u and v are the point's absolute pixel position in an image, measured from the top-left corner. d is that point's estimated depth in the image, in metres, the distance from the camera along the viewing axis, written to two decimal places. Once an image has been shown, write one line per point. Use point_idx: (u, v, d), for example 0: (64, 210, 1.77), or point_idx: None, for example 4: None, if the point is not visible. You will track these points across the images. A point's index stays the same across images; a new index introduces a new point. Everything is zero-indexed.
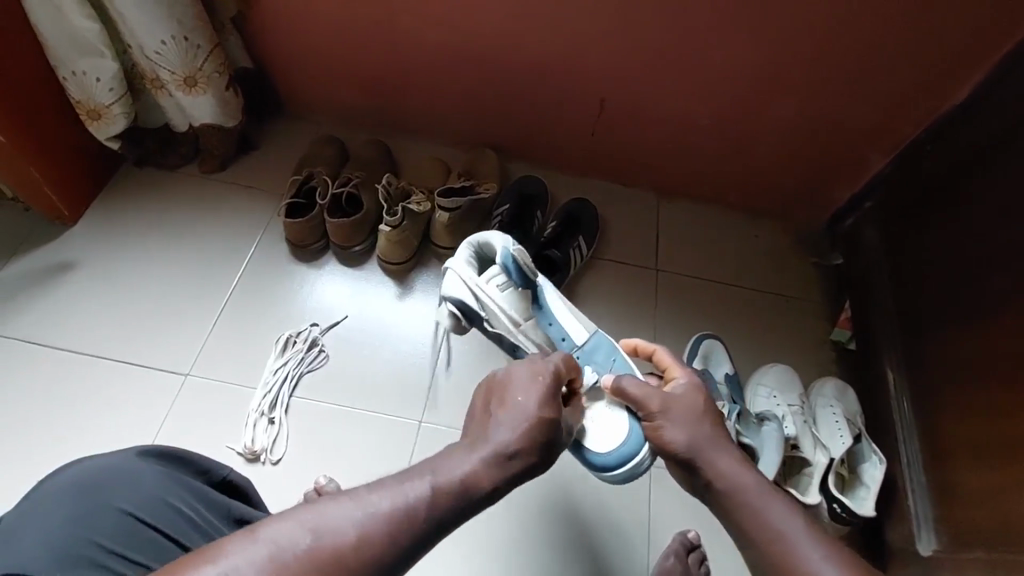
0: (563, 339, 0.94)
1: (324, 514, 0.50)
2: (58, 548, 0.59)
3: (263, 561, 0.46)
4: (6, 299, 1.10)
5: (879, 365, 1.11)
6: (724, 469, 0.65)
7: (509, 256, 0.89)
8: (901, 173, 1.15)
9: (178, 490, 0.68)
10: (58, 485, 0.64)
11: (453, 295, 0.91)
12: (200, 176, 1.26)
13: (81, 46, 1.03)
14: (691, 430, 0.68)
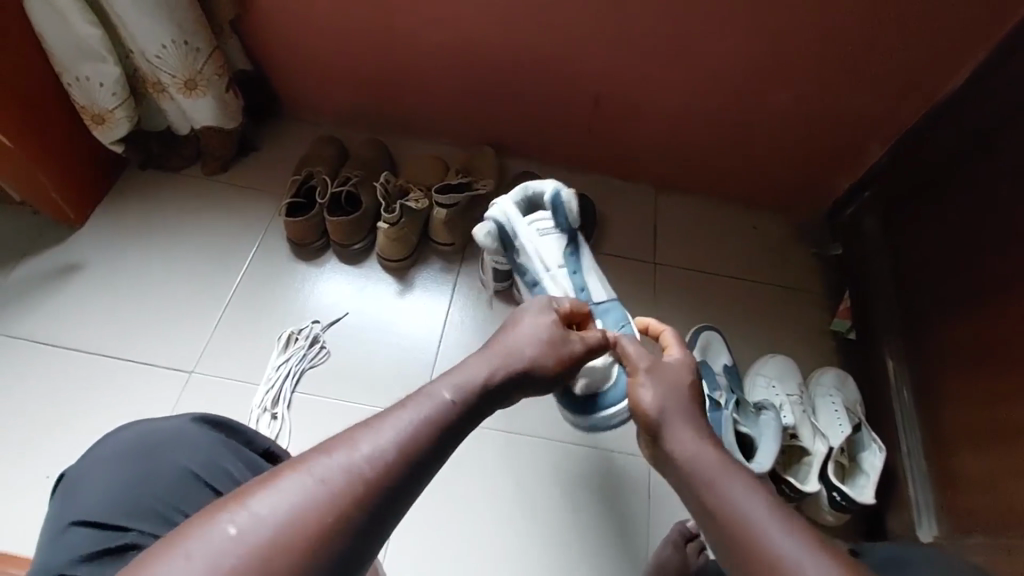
0: (582, 290, 1.00)
1: (345, 443, 0.48)
2: (134, 500, 0.62)
3: (304, 490, 0.45)
4: (13, 301, 1.12)
5: (878, 354, 1.11)
6: (685, 442, 0.63)
7: (559, 197, 1.01)
8: (898, 161, 1.15)
9: (233, 458, 0.68)
10: (118, 446, 0.66)
11: (496, 213, 0.99)
12: (203, 177, 1.28)
13: (84, 52, 1.05)
14: (660, 393, 0.67)
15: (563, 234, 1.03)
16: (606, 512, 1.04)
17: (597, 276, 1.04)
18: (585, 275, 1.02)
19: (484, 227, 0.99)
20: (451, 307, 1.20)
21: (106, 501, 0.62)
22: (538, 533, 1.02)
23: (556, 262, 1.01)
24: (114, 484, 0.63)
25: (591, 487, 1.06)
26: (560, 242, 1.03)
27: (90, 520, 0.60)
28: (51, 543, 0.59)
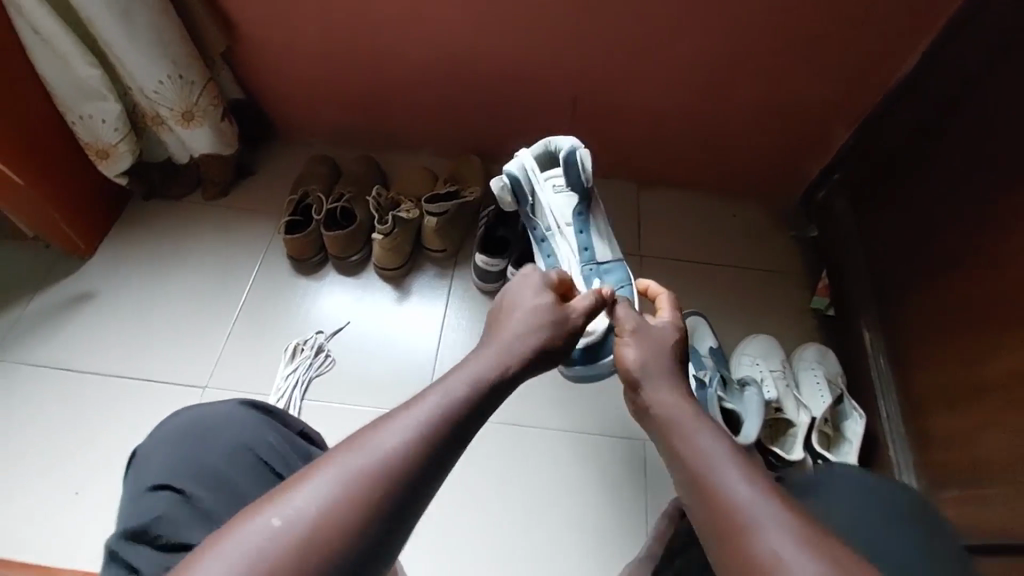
0: (586, 249, 1.08)
1: (363, 443, 0.51)
2: (198, 473, 0.68)
3: (328, 492, 0.48)
4: (32, 332, 1.18)
5: (856, 326, 1.16)
6: (663, 399, 0.66)
7: (572, 157, 1.04)
8: (861, 143, 1.21)
9: (276, 437, 0.72)
10: (176, 426, 0.73)
11: (513, 169, 1.07)
12: (204, 203, 1.35)
13: (86, 92, 1.11)
14: (644, 352, 0.71)
15: (576, 192, 1.08)
16: (608, 496, 1.10)
17: (606, 232, 1.12)
18: (592, 235, 1.09)
19: (498, 182, 1.08)
20: (447, 311, 1.26)
21: (175, 472, 0.68)
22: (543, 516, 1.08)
23: (565, 221, 1.09)
24: (181, 457, 0.70)
25: (591, 471, 1.12)
26: (573, 199, 1.08)
27: (164, 488, 0.67)
28: (130, 505, 0.67)
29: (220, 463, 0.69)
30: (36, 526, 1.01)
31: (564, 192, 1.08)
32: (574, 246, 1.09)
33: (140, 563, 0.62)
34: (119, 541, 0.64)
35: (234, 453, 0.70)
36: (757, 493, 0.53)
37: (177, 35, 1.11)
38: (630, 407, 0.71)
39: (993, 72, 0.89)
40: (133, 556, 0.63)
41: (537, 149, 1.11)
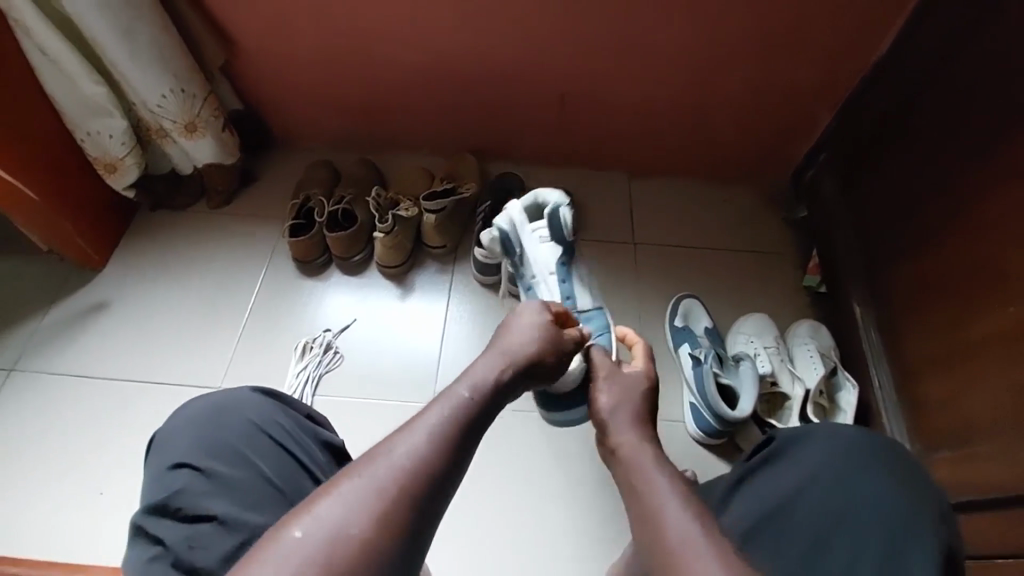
0: (568, 298, 1.07)
1: (380, 455, 0.55)
2: (214, 452, 0.74)
3: (350, 503, 0.52)
4: (51, 342, 1.23)
5: (846, 301, 1.19)
6: (629, 443, 0.71)
7: (556, 212, 1.08)
8: (845, 123, 1.24)
9: (285, 417, 0.79)
10: (192, 410, 0.78)
11: (501, 221, 1.11)
12: (209, 211, 1.39)
13: (93, 109, 1.15)
14: (614, 397, 0.78)
15: (561, 244, 1.10)
16: (610, 483, 1.12)
17: (586, 288, 1.12)
18: (574, 285, 1.09)
19: (489, 231, 1.13)
20: (449, 307, 1.30)
21: (191, 452, 0.73)
22: (550, 495, 1.12)
23: (550, 271, 1.10)
24: (196, 438, 0.75)
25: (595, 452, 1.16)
26: (557, 250, 1.10)
27: (182, 466, 0.72)
28: (152, 483, 0.73)
29: (235, 443, 0.74)
30: (64, 526, 1.05)
31: (549, 243, 1.11)
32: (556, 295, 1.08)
33: (166, 534, 0.68)
34: (145, 516, 0.70)
35: (248, 434, 0.75)
36: (695, 532, 0.57)
37: (177, 50, 1.15)
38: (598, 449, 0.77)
39: (966, 47, 0.93)
40: (159, 527, 0.69)
41: (527, 202, 1.16)
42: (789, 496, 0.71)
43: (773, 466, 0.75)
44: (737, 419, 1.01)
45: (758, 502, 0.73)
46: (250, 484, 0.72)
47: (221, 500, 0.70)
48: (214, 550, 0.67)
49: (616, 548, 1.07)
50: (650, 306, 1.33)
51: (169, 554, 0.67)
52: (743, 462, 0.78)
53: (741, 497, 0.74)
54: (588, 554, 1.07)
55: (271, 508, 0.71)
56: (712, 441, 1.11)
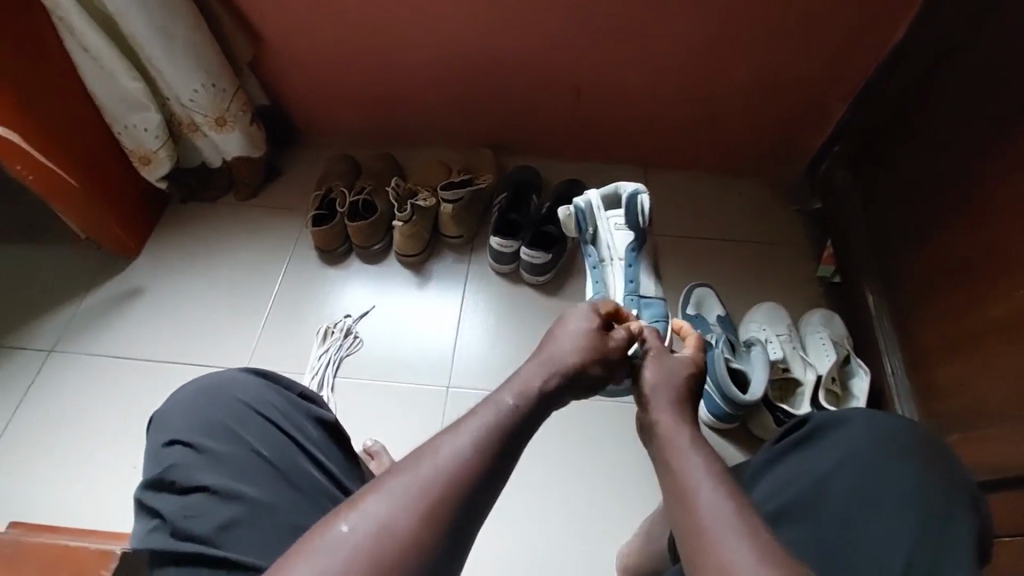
0: (631, 282, 1.14)
1: (421, 460, 0.56)
2: (207, 429, 0.74)
3: (397, 504, 0.53)
4: (87, 326, 1.29)
5: (859, 290, 1.20)
6: (672, 427, 0.67)
7: (633, 199, 1.14)
8: (859, 114, 1.25)
9: (276, 395, 0.79)
10: (189, 389, 0.79)
11: (587, 199, 1.17)
12: (237, 203, 1.45)
13: (130, 103, 1.22)
14: (662, 378, 0.72)
15: (634, 231, 1.15)
16: (618, 467, 1.17)
17: (650, 273, 1.18)
18: (640, 272, 1.15)
19: (567, 208, 1.15)
20: (465, 295, 1.33)
21: (184, 430, 0.75)
22: (561, 477, 1.16)
23: (620, 256, 1.16)
24: (190, 415, 0.76)
25: (603, 436, 1.20)
26: (629, 237, 1.16)
27: (176, 443, 0.74)
28: (150, 460, 0.74)
29: (227, 419, 0.75)
30: (100, 499, 1.11)
31: (623, 230, 1.17)
32: (620, 280, 1.16)
33: (163, 506, 0.70)
34: (145, 491, 0.72)
35: (238, 412, 0.76)
36: (728, 519, 0.55)
37: (209, 47, 1.20)
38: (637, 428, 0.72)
39: (978, 34, 0.93)
40: (157, 501, 0.71)
41: (607, 189, 1.20)
42: (820, 480, 0.68)
43: (807, 449, 0.72)
44: (748, 402, 1.04)
45: (786, 484, 0.70)
46: (242, 457, 0.72)
47: (213, 472, 0.71)
48: (209, 518, 0.68)
49: (623, 528, 1.11)
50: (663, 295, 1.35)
51: (167, 524, 0.68)
52: (773, 443, 0.74)
53: (769, 477, 0.72)
54: (600, 537, 1.11)
55: (263, 479, 0.71)
56: (721, 426, 1.13)
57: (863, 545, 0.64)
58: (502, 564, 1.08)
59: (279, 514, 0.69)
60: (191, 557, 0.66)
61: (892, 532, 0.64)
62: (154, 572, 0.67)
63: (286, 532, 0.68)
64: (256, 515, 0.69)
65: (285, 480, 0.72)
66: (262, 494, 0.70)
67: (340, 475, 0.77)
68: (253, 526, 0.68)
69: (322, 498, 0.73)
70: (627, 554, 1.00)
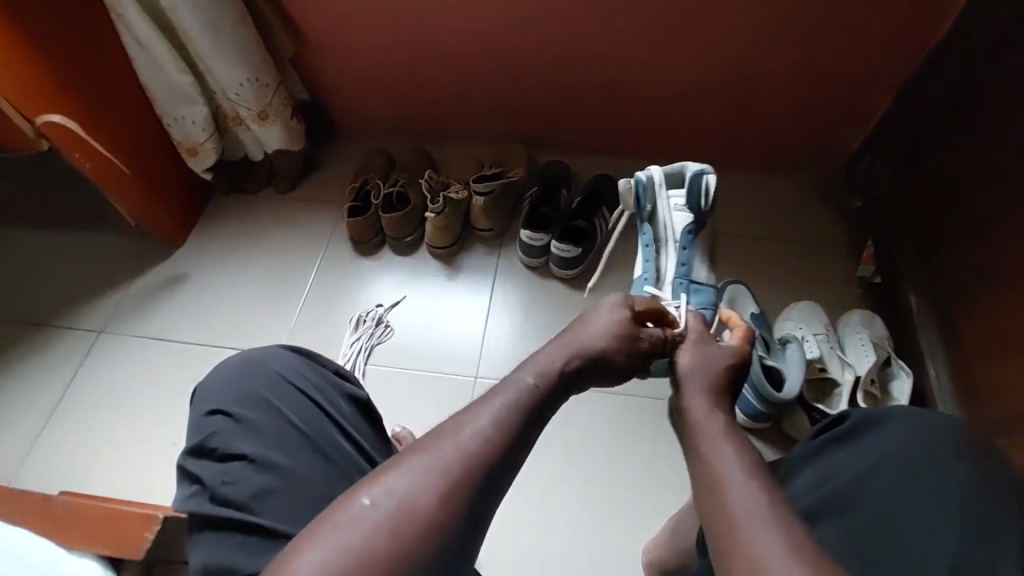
0: (683, 265, 1.13)
1: (442, 439, 0.56)
2: (244, 400, 0.77)
3: (419, 481, 0.53)
4: (133, 310, 1.35)
5: (902, 291, 1.16)
6: (702, 415, 0.66)
7: (697, 179, 1.11)
8: (903, 109, 1.21)
9: (312, 370, 0.81)
10: (230, 362, 0.82)
11: (652, 174, 1.14)
12: (276, 195, 1.50)
13: (180, 97, 1.27)
14: (699, 363, 0.71)
15: (694, 213, 1.13)
16: (646, 463, 1.16)
17: (702, 259, 1.16)
18: (694, 255, 1.14)
19: (627, 181, 1.14)
20: (495, 288, 1.34)
21: (224, 400, 0.78)
22: (587, 471, 1.15)
23: (676, 238, 1.15)
24: (229, 386, 0.79)
25: (630, 431, 1.19)
26: (687, 219, 1.14)
27: (216, 412, 0.77)
28: (192, 429, 0.78)
29: (263, 391, 0.78)
30: (142, 474, 1.16)
31: (682, 211, 1.15)
32: (672, 262, 1.14)
33: (204, 472, 0.73)
34: (187, 457, 0.76)
35: (275, 384, 0.78)
36: (758, 507, 0.54)
37: (253, 42, 1.25)
38: (670, 415, 0.70)
39: None
40: (198, 467, 0.74)
41: (672, 166, 1.17)
42: (859, 480, 0.62)
43: (847, 448, 0.65)
44: (784, 400, 1.02)
45: (823, 482, 0.64)
46: (277, 427, 0.75)
47: (249, 441, 0.73)
48: (246, 485, 0.70)
49: (650, 525, 1.10)
50: None
51: (206, 490, 0.72)
52: (810, 439, 0.69)
53: (805, 476, 0.66)
54: (625, 533, 1.10)
55: (296, 449, 0.73)
56: (753, 424, 1.11)
57: (905, 556, 0.58)
58: (526, 554, 1.08)
59: (310, 485, 0.71)
60: (227, 521, 0.69)
61: (940, 542, 0.57)
62: (192, 535, 0.71)
63: (315, 502, 0.70)
64: (289, 484, 0.71)
65: (317, 452, 0.74)
66: (294, 464, 0.72)
67: (370, 450, 0.78)
68: (285, 494, 0.70)
69: (352, 470, 0.74)
70: (653, 550, 0.99)
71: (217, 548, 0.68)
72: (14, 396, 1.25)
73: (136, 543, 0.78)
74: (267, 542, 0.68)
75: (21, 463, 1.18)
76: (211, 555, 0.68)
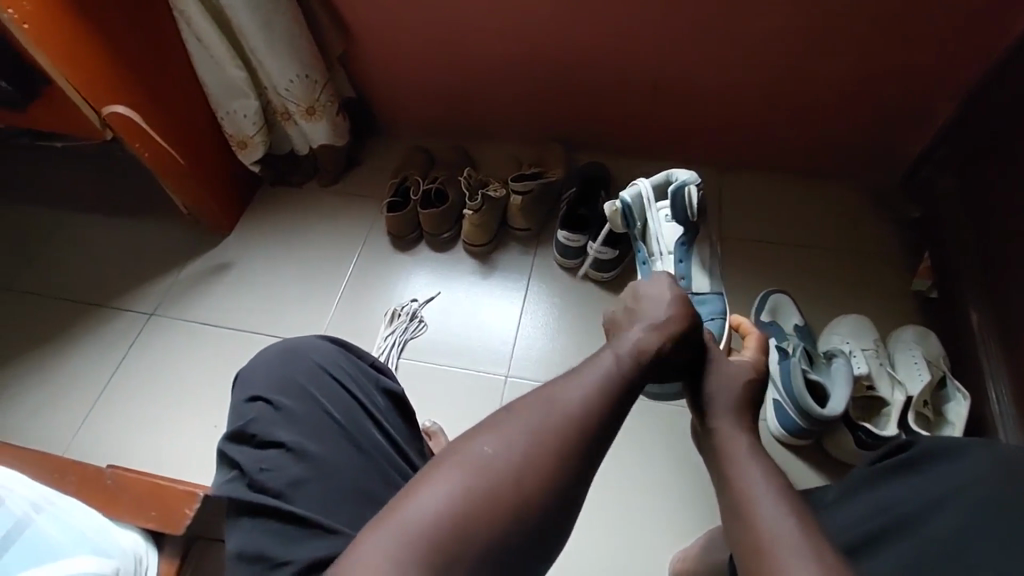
0: (683, 279, 1.10)
1: (487, 443, 0.55)
2: (284, 388, 0.78)
3: (461, 486, 0.53)
4: (182, 295, 1.41)
5: (961, 307, 1.09)
6: (729, 432, 0.63)
7: (679, 191, 1.07)
8: (967, 116, 1.14)
9: (348, 361, 0.82)
10: (271, 351, 0.84)
11: (630, 194, 1.12)
12: (320, 188, 1.53)
13: (233, 92, 1.32)
14: (714, 384, 0.67)
15: (683, 225, 1.09)
16: (679, 473, 1.13)
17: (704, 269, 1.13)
18: (691, 265, 1.10)
19: (610, 205, 1.14)
20: (529, 288, 1.34)
21: (264, 387, 0.79)
22: (618, 478, 1.13)
23: (667, 250, 1.11)
24: (271, 374, 0.80)
25: (663, 440, 1.17)
26: (678, 230, 1.11)
27: (256, 399, 0.78)
28: (233, 415, 0.79)
29: (302, 380, 0.79)
30: (185, 453, 1.21)
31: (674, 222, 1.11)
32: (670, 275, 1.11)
33: (241, 459, 0.74)
34: (227, 442, 0.76)
35: (314, 374, 0.80)
36: (790, 533, 0.52)
37: (304, 39, 1.29)
38: (693, 435, 0.68)
39: None
40: (237, 453, 0.75)
41: (657, 178, 1.15)
42: (915, 512, 0.57)
43: (907, 479, 0.60)
44: (826, 417, 0.97)
45: (875, 510, 0.59)
46: (314, 416, 0.76)
47: (288, 430, 0.74)
48: (283, 474, 0.71)
49: (680, 535, 1.08)
50: (735, 300, 1.29)
51: (244, 475, 0.72)
52: (872, 463, 0.64)
53: (857, 504, 0.61)
54: (653, 543, 1.08)
55: (332, 439, 0.74)
56: (793, 441, 1.06)
57: None
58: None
59: (342, 474, 0.72)
60: (264, 509, 0.70)
61: None
62: (230, 520, 0.72)
63: (345, 492, 0.71)
64: (321, 474, 0.71)
65: (351, 443, 0.75)
66: (329, 454, 0.73)
67: (401, 442, 0.79)
68: (317, 483, 0.71)
69: (384, 462, 0.75)
70: (681, 559, 0.97)
71: (252, 535, 0.69)
72: (73, 370, 1.32)
73: (177, 519, 0.85)
74: (301, 531, 0.68)
75: (75, 435, 1.24)
76: (246, 541, 0.69)
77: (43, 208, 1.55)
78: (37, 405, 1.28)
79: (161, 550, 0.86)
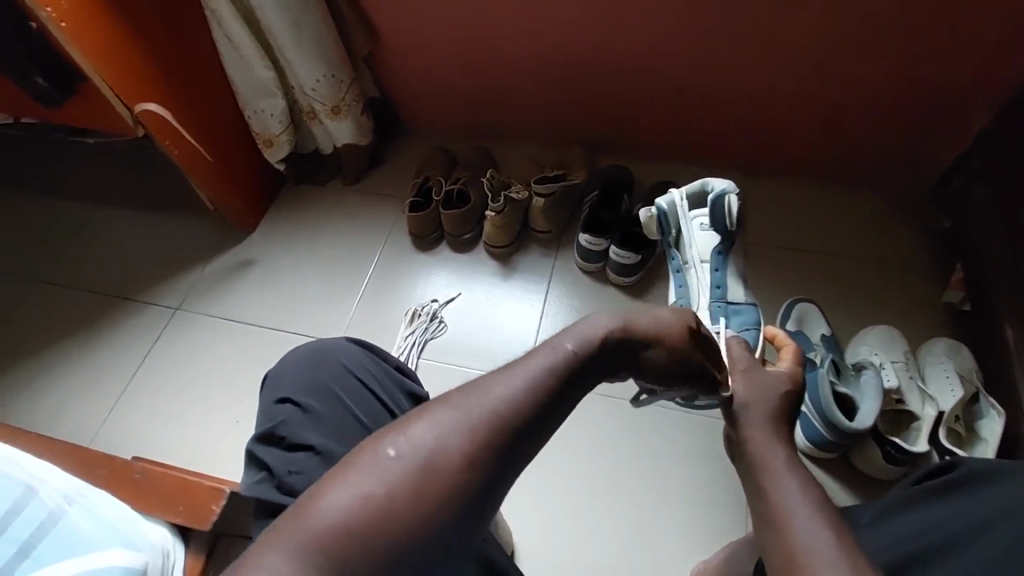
0: (718, 287, 1.08)
1: (414, 431, 0.49)
2: (312, 390, 0.79)
3: (387, 476, 0.47)
4: (206, 291, 1.43)
5: (995, 321, 1.06)
6: (762, 445, 0.62)
7: (720, 200, 1.06)
8: (1004, 125, 1.11)
9: (373, 363, 0.83)
10: (298, 353, 0.84)
11: (666, 201, 1.13)
12: (342, 187, 1.55)
13: (261, 91, 1.34)
14: (749, 394, 0.67)
15: (721, 234, 1.08)
16: (699, 483, 1.12)
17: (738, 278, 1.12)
18: (726, 273, 1.09)
19: (646, 211, 1.13)
20: (549, 290, 1.33)
21: (293, 389, 0.79)
22: (637, 485, 1.13)
23: (703, 258, 1.10)
24: (298, 376, 0.81)
25: (683, 448, 1.15)
26: (715, 239, 1.10)
27: (285, 401, 0.78)
28: (262, 416, 0.79)
29: (329, 382, 0.79)
30: (207, 448, 1.23)
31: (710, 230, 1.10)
32: (705, 283, 1.10)
33: (270, 460, 0.75)
34: (256, 443, 0.77)
35: (341, 375, 0.80)
36: (823, 545, 0.50)
37: (331, 40, 1.30)
38: (726, 445, 0.67)
39: None
40: (265, 454, 0.75)
41: (692, 186, 1.13)
42: (952, 534, 0.55)
43: (945, 500, 0.59)
44: (855, 430, 0.95)
45: (911, 532, 0.58)
46: (342, 419, 0.76)
47: (316, 433, 0.75)
48: (311, 477, 0.71)
49: (699, 545, 1.06)
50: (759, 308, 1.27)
51: (272, 477, 0.73)
52: (911, 484, 0.64)
53: (892, 526, 0.60)
54: (672, 552, 1.06)
55: (359, 441, 0.75)
56: (819, 453, 1.04)
57: None
58: (542, 522, 1.10)
59: None
60: None
61: None
62: (258, 521, 0.72)
63: None
64: None
65: None
66: None
67: None
68: None
69: None
70: (701, 569, 0.96)
71: None
72: (100, 364, 1.35)
73: (203, 515, 0.87)
74: None
75: (100, 428, 1.27)
76: None
77: (74, 204, 1.58)
78: (65, 397, 1.31)
79: (187, 544, 0.88)
